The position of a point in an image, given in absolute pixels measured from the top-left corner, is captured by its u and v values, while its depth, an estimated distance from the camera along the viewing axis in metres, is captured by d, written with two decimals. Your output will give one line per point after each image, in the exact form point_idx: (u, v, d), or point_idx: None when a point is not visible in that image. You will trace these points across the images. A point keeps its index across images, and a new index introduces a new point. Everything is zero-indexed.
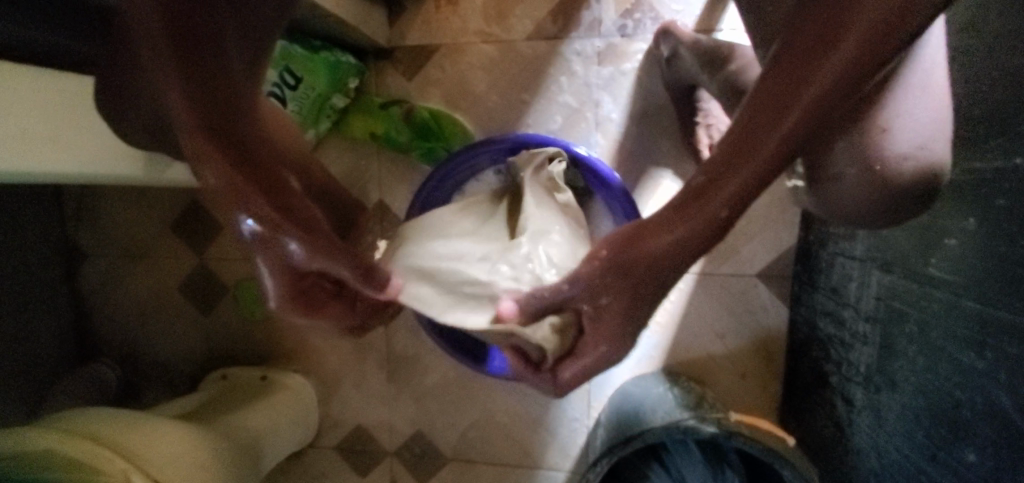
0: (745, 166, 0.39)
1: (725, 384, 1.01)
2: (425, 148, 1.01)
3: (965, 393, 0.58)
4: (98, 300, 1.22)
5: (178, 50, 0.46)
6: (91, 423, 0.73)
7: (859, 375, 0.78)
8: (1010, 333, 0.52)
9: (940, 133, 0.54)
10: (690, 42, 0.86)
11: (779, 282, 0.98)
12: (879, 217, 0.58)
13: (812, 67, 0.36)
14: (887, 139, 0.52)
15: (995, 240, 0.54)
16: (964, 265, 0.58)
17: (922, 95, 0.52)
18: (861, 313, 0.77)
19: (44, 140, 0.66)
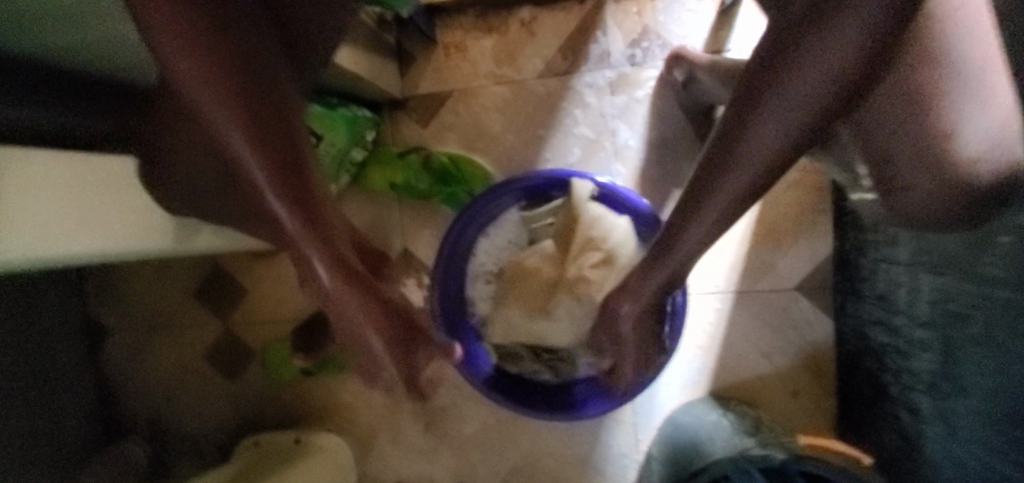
0: (759, 149, 0.54)
1: (777, 405, 0.97)
2: (447, 194, 1.01)
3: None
4: (124, 376, 1.20)
5: (244, 113, 0.51)
6: None
7: (923, 383, 0.75)
8: None
9: (1011, 132, 0.54)
10: (706, 63, 0.87)
11: (819, 294, 0.96)
12: (956, 221, 0.58)
13: (796, 74, 0.49)
14: (960, 147, 0.53)
15: None
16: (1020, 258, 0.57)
17: (987, 96, 0.52)
18: (916, 319, 0.75)
19: (77, 217, 0.64)
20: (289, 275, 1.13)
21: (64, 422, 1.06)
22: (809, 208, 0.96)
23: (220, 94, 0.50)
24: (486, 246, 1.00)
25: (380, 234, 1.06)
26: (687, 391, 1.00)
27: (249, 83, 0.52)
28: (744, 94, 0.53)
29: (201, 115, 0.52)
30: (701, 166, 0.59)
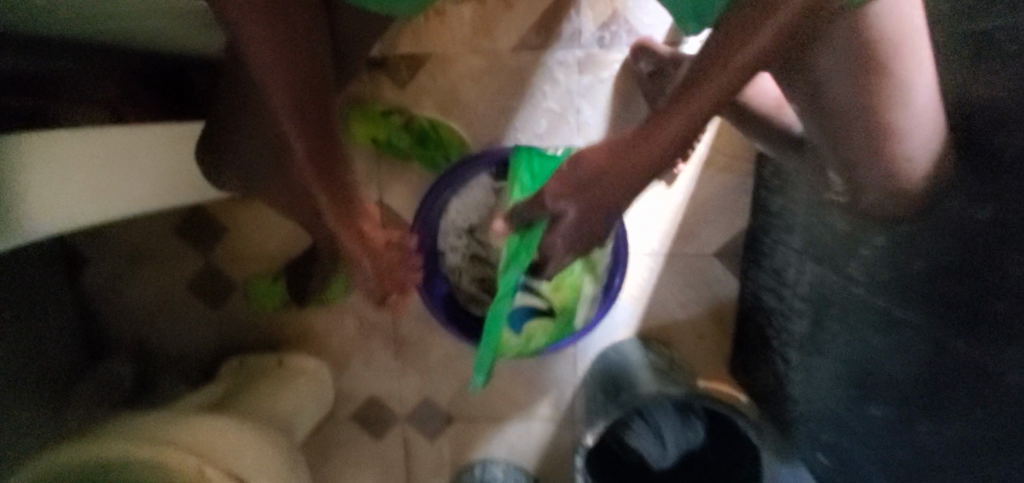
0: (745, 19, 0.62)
1: (688, 344, 1.20)
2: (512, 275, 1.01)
3: (932, 348, 0.69)
4: (104, 301, 1.22)
5: (292, 83, 0.66)
6: (142, 430, 0.90)
7: (795, 340, 0.96)
8: (913, 330, 0.72)
9: (925, 134, 0.66)
10: (671, 57, 1.00)
11: (732, 259, 1.18)
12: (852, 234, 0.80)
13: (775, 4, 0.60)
14: (909, 152, 0.67)
15: (904, 255, 0.72)
16: (912, 232, 0.71)
17: (920, 111, 0.65)
18: (798, 293, 0.95)
19: (89, 191, 0.73)
20: (269, 216, 1.21)
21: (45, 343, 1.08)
22: (733, 191, 1.15)
23: (276, 55, 0.63)
24: (457, 205, 1.10)
25: None
26: (616, 332, 1.20)
27: (304, 59, 0.67)
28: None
29: (255, 66, 0.64)
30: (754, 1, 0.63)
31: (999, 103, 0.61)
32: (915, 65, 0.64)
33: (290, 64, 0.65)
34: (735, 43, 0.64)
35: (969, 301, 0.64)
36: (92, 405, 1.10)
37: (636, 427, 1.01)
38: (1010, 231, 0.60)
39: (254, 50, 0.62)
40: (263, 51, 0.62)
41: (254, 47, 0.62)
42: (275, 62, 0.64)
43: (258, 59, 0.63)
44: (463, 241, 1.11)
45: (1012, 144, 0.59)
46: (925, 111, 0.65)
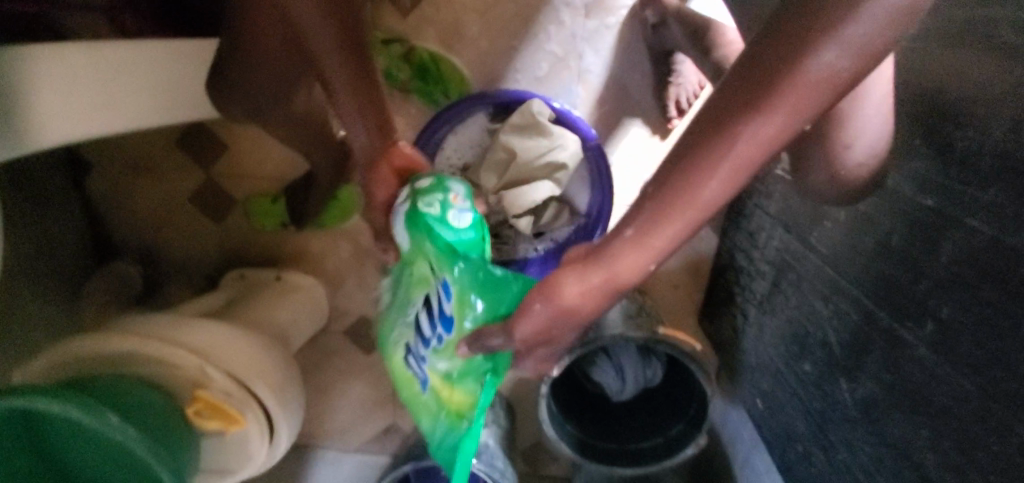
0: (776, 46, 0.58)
1: (662, 293, 1.27)
2: (406, 293, 0.92)
3: (862, 316, 0.76)
4: (109, 206, 1.27)
5: None
6: (146, 327, 0.99)
7: (756, 299, 1.03)
8: (849, 301, 0.78)
9: (874, 139, 0.73)
10: (676, 9, 1.01)
11: (714, 217, 1.22)
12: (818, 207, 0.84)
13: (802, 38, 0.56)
14: (852, 150, 0.74)
15: (858, 231, 0.77)
16: (869, 210, 0.76)
17: (874, 117, 0.72)
18: (765, 256, 1.01)
19: (99, 109, 0.76)
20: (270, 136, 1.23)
21: (55, 242, 1.17)
22: None
23: None
24: (452, 143, 1.11)
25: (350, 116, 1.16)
26: None
27: None
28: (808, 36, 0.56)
29: None
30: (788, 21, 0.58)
31: (963, 90, 0.63)
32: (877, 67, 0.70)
33: None
34: (760, 68, 0.60)
35: (898, 279, 0.70)
36: (102, 300, 1.20)
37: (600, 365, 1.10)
38: (949, 219, 0.64)
39: None
40: None
41: None
42: None
43: None
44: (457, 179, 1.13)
45: (967, 137, 0.62)
46: (876, 111, 0.72)
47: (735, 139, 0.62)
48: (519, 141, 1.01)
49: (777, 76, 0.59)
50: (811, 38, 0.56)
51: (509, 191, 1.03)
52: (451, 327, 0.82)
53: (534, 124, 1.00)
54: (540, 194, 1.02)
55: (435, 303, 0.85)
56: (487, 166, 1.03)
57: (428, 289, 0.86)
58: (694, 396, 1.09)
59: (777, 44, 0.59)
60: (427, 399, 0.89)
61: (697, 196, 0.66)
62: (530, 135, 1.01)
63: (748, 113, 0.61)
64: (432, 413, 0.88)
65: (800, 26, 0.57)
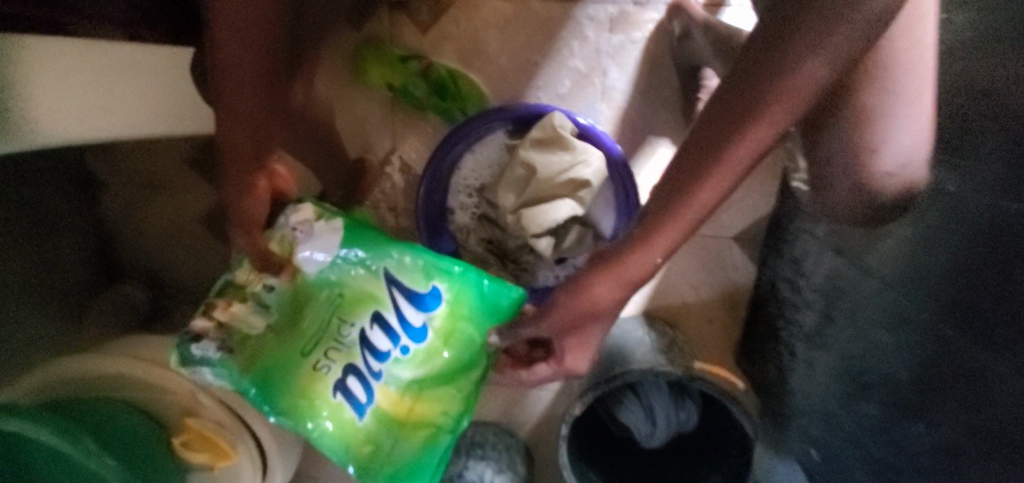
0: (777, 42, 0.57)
1: (694, 327, 1.16)
2: (327, 316, 0.74)
3: (935, 347, 0.65)
4: (123, 225, 1.25)
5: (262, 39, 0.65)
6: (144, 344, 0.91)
7: (804, 332, 0.92)
8: (918, 327, 0.67)
9: (918, 153, 0.68)
10: (703, 21, 0.93)
11: (750, 245, 1.13)
12: (859, 221, 0.74)
13: (794, 35, 0.56)
14: (876, 159, 0.69)
15: (920, 249, 0.67)
16: (937, 224, 0.66)
17: (904, 123, 0.68)
18: (812, 284, 0.90)
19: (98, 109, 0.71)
20: None
21: (64, 261, 1.13)
22: (760, 172, 1.09)
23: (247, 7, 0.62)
24: (469, 162, 1.06)
25: (366, 136, 1.12)
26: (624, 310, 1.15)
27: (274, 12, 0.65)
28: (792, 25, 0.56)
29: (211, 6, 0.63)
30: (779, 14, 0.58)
31: None
32: (913, 68, 0.66)
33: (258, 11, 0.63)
34: (756, 78, 0.59)
35: (976, 302, 0.59)
36: (108, 322, 1.14)
37: (627, 405, 0.99)
38: None
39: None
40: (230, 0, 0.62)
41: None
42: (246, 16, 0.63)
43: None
44: (474, 199, 1.07)
45: None
46: (910, 122, 0.68)
47: (745, 123, 0.60)
48: (536, 156, 0.94)
49: (784, 56, 0.57)
50: (823, 18, 0.54)
51: (528, 209, 0.95)
52: (424, 337, 0.74)
53: (554, 137, 0.94)
54: (561, 213, 0.94)
55: (394, 319, 0.74)
56: (504, 183, 0.97)
57: (382, 309, 0.74)
58: (735, 443, 0.96)
59: (784, 29, 0.57)
60: (366, 426, 0.73)
61: (715, 182, 0.63)
62: (549, 149, 0.95)
63: (756, 96, 0.59)
64: (374, 441, 0.73)
65: (787, 34, 0.57)
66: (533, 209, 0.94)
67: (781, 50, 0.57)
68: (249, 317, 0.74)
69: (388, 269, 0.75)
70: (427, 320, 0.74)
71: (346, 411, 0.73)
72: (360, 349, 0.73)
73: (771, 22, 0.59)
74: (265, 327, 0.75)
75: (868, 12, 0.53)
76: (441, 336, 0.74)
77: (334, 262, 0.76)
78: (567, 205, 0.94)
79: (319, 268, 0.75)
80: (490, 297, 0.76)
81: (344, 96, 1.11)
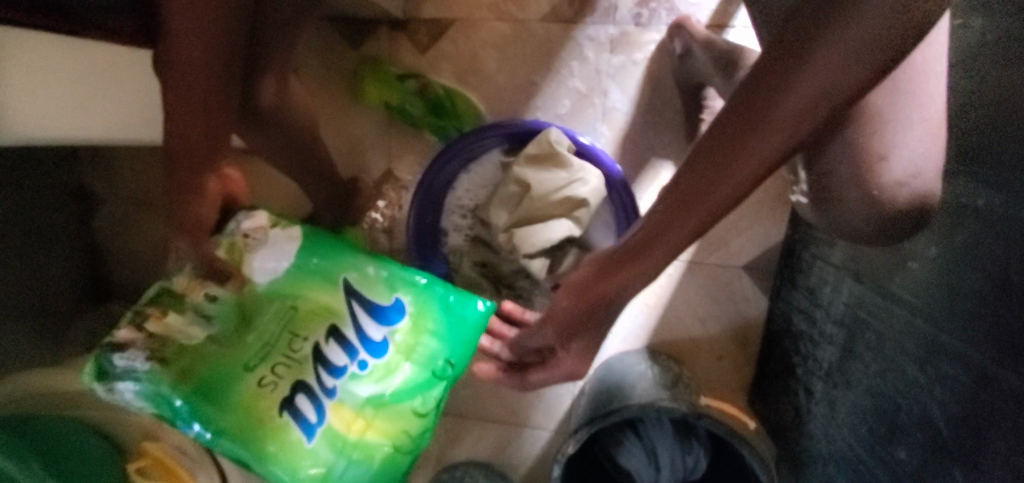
0: (784, 76, 0.49)
1: (703, 364, 1.07)
2: (277, 331, 0.71)
3: (974, 380, 0.56)
4: (114, 243, 1.21)
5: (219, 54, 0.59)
6: None
7: (823, 369, 0.83)
8: (954, 359, 0.59)
9: (932, 163, 0.61)
10: (704, 38, 0.91)
11: (761, 275, 1.05)
12: (873, 239, 0.66)
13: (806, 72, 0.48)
14: (885, 166, 0.62)
15: (951, 271, 0.60)
16: (968, 242, 0.59)
17: (917, 127, 0.61)
18: (830, 315, 0.82)
19: (67, 107, 0.70)
20: None
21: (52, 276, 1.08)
22: (770, 199, 1.03)
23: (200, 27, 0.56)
24: (464, 182, 1.02)
25: (361, 155, 1.09)
26: (626, 342, 1.07)
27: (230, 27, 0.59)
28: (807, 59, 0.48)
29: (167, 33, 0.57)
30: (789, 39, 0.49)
31: None
32: (921, 71, 0.61)
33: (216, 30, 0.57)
34: (755, 113, 0.51)
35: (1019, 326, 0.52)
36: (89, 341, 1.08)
37: (628, 447, 0.90)
38: None
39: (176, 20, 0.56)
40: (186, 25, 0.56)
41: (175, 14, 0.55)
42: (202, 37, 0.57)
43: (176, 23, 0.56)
44: (468, 221, 1.02)
45: None
46: (924, 131, 0.61)
47: (758, 141, 0.52)
48: (531, 173, 0.90)
49: (812, 69, 0.48)
50: (840, 55, 0.46)
51: (520, 229, 0.90)
52: (384, 353, 0.71)
53: (550, 155, 0.90)
54: (556, 232, 0.89)
55: (352, 334, 0.72)
56: (498, 201, 0.93)
57: (340, 324, 0.72)
58: None
59: (789, 59, 0.49)
60: (315, 449, 0.68)
61: (712, 200, 0.56)
62: (545, 167, 0.90)
63: (756, 128, 0.51)
64: (324, 464, 0.67)
65: (795, 69, 0.48)
66: (527, 228, 0.90)
67: (787, 88, 0.49)
68: (188, 329, 0.70)
69: (348, 280, 0.73)
70: (389, 334, 0.72)
71: (294, 431, 0.68)
72: (314, 364, 0.70)
73: (778, 51, 0.50)
74: (204, 338, 0.70)
75: (886, 53, 0.46)
76: (401, 351, 0.72)
77: (288, 273, 0.73)
78: (563, 224, 0.90)
79: (271, 279, 0.73)
80: (454, 312, 0.74)
81: (340, 114, 1.09)
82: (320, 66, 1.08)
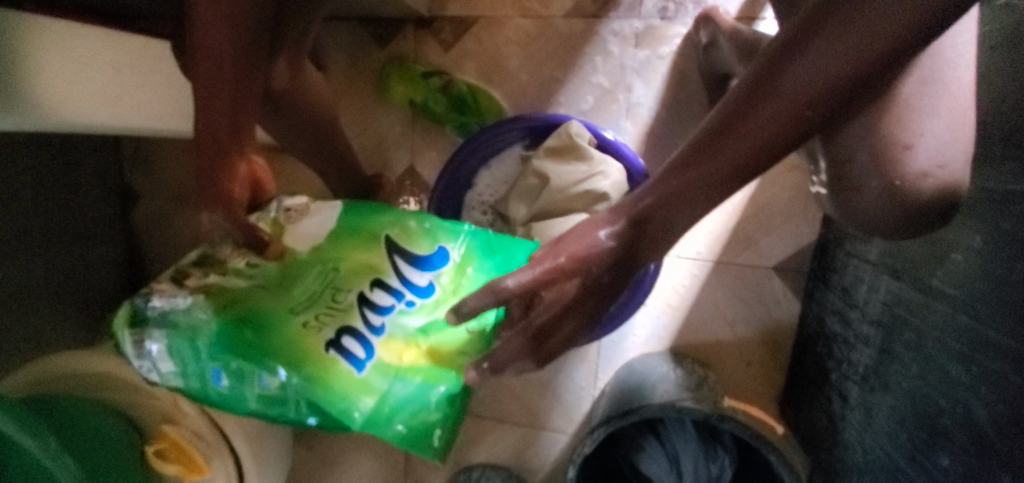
0: (791, 69, 0.47)
1: (730, 369, 1.03)
2: (322, 286, 0.72)
3: (1022, 377, 0.51)
4: (152, 240, 1.22)
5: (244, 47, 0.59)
6: None
7: (859, 373, 0.78)
8: (1000, 354, 0.54)
9: (958, 155, 0.57)
10: (730, 28, 0.88)
11: (793, 277, 1.01)
12: (902, 231, 0.62)
13: (810, 66, 0.46)
14: (907, 156, 0.57)
15: (998, 262, 0.56)
16: (1015, 227, 0.54)
17: (943, 113, 0.57)
18: (867, 316, 0.78)
19: (94, 97, 0.74)
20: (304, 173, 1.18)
21: (92, 269, 1.10)
22: (803, 197, 0.99)
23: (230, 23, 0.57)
24: (485, 178, 1.01)
25: (384, 152, 1.10)
26: (648, 344, 1.04)
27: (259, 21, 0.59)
28: (815, 55, 0.46)
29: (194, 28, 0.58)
30: (800, 29, 0.47)
31: None
32: (951, 56, 0.57)
33: (240, 25, 0.57)
34: (753, 105, 0.48)
35: None
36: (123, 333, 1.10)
37: (648, 451, 0.86)
38: None
39: (203, 16, 0.56)
40: (217, 24, 0.57)
41: (205, 12, 0.56)
42: (231, 30, 0.57)
43: (205, 20, 0.57)
44: (489, 217, 1.01)
45: None
46: (946, 123, 0.57)
47: (758, 118, 0.48)
48: (550, 167, 0.89)
49: (868, 16, 0.44)
50: (841, 54, 0.45)
51: (539, 222, 0.88)
52: (431, 293, 0.73)
53: (570, 149, 0.90)
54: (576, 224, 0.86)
55: (396, 281, 0.73)
56: (518, 195, 0.92)
57: (384, 275, 0.73)
58: None
59: (793, 54, 0.47)
60: (367, 378, 0.69)
61: (719, 164, 0.50)
62: (565, 161, 0.90)
63: (747, 119, 0.49)
64: (376, 393, 0.69)
65: (797, 64, 0.47)
66: (548, 222, 0.87)
67: (788, 81, 0.47)
68: (229, 281, 0.71)
69: (389, 235, 0.74)
70: (434, 278, 0.73)
71: (342, 364, 0.69)
72: (360, 308, 0.71)
73: (787, 43, 0.48)
74: (246, 285, 0.71)
75: (884, 54, 0.45)
76: (449, 291, 0.73)
77: (328, 237, 0.75)
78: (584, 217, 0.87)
79: (314, 243, 0.74)
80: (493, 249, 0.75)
81: (367, 112, 1.11)
82: (348, 64, 1.10)
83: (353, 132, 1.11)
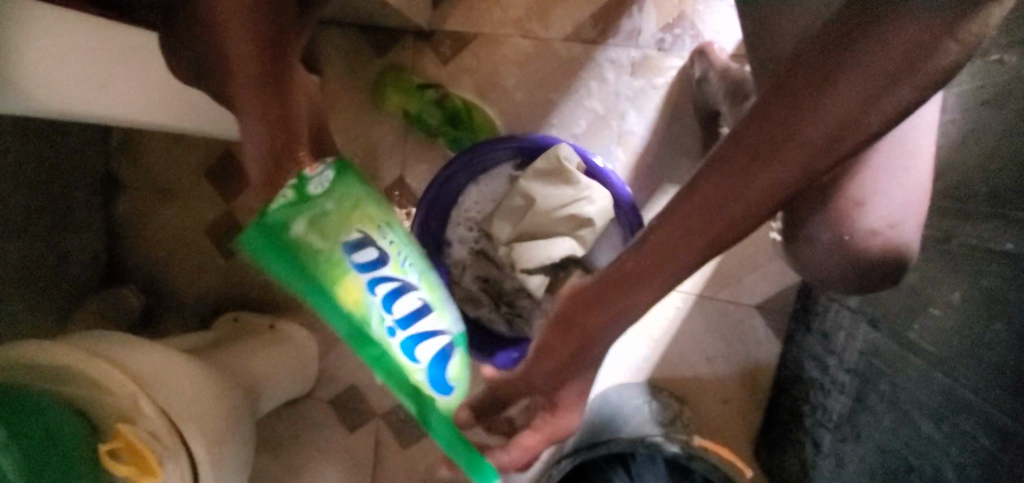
0: (792, 126, 0.47)
1: (707, 406, 1.01)
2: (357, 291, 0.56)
3: (996, 441, 0.50)
4: (131, 232, 1.19)
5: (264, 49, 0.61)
6: (98, 341, 0.83)
7: (832, 420, 0.77)
8: (971, 415, 0.53)
9: (910, 215, 0.59)
10: (722, 65, 0.89)
11: (774, 316, 1.00)
12: (871, 283, 0.62)
13: (810, 122, 0.46)
14: (860, 213, 0.59)
15: (974, 321, 0.55)
16: (992, 287, 0.54)
17: (900, 175, 0.58)
18: (844, 363, 0.77)
19: (85, 84, 0.70)
20: None
21: (65, 256, 1.07)
22: None
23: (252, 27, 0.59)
24: (472, 194, 0.99)
25: (374, 161, 1.09)
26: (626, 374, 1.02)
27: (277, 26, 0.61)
28: (813, 116, 0.46)
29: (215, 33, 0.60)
30: (784, 87, 0.47)
31: None
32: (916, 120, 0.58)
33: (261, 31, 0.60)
34: (753, 163, 0.48)
35: None
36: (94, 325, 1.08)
37: None
38: None
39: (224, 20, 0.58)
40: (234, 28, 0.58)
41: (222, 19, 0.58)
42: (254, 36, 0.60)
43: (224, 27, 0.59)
44: (474, 233, 0.99)
45: None
46: (905, 186, 0.58)
47: (769, 173, 0.48)
48: (536, 188, 0.88)
49: (860, 79, 0.44)
50: (843, 111, 0.45)
51: (521, 243, 0.88)
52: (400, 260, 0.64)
53: (558, 173, 0.88)
54: (557, 249, 0.88)
55: None
56: (501, 212, 0.91)
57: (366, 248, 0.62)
58: None
59: (786, 111, 0.47)
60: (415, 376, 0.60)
61: (756, 190, 0.49)
62: (552, 184, 0.88)
63: (757, 175, 0.48)
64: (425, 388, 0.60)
65: (796, 122, 0.46)
66: (528, 243, 0.88)
67: (788, 137, 0.47)
68: None
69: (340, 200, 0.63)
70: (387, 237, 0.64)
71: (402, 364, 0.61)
72: None
73: (776, 99, 0.48)
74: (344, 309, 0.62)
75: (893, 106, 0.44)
76: None
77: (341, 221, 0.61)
78: (565, 242, 0.88)
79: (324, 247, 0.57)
80: None
81: (359, 119, 1.10)
82: (344, 70, 1.09)
83: (344, 138, 1.10)
